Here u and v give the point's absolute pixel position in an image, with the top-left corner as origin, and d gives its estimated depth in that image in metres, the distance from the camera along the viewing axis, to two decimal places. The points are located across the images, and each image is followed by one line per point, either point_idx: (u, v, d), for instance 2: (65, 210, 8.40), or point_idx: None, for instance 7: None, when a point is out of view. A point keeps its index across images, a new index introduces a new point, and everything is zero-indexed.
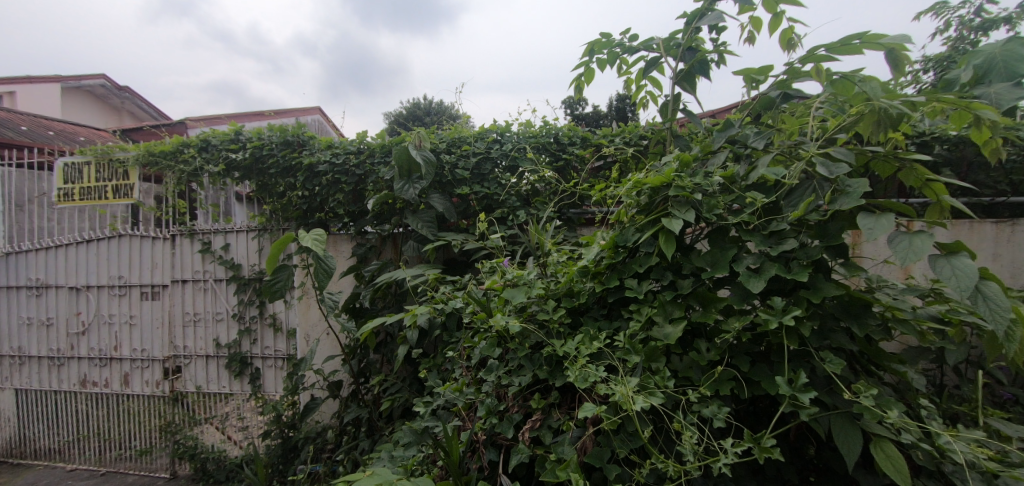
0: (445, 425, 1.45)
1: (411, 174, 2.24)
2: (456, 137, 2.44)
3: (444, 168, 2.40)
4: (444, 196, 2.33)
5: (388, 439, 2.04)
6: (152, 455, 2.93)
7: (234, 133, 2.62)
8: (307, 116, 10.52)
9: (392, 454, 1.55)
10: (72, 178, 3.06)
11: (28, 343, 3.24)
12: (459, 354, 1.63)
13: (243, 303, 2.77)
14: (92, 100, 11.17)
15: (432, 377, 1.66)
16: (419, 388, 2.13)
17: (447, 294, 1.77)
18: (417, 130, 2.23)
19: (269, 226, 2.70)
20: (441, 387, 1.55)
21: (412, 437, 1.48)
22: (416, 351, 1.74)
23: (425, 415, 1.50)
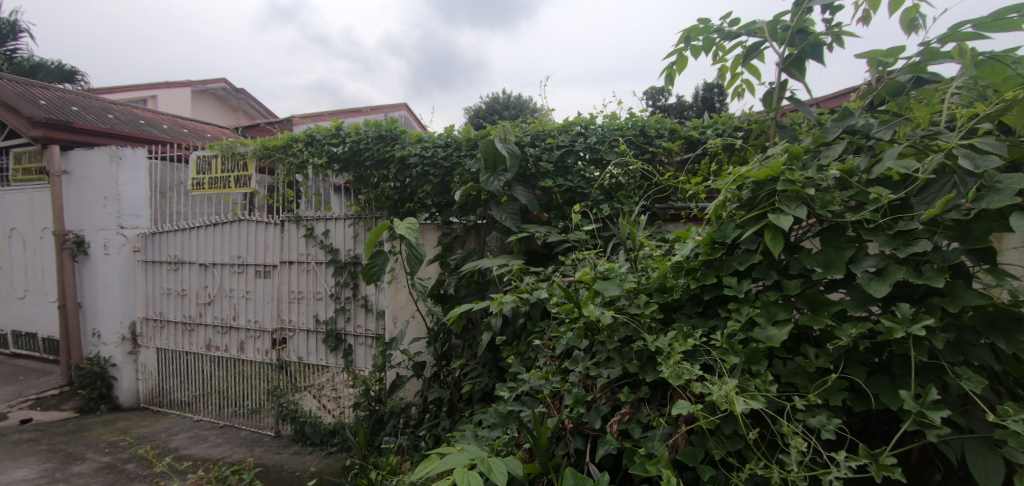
0: (531, 411, 1.49)
1: (497, 166, 2.30)
2: (540, 130, 2.48)
3: (527, 161, 2.44)
4: (527, 188, 2.38)
5: (468, 420, 2.12)
6: (261, 414, 3.32)
7: (335, 129, 2.84)
8: (394, 111, 11.17)
9: (478, 433, 1.62)
10: (204, 170, 3.53)
11: (167, 309, 3.79)
12: (545, 343, 1.67)
13: (340, 284, 3.03)
14: (216, 102, 12.65)
15: (517, 363, 1.72)
16: (500, 374, 2.20)
17: (532, 284, 1.81)
18: (503, 123, 2.28)
19: (364, 214, 2.92)
20: (527, 373, 1.60)
21: (497, 419, 1.55)
22: (501, 338, 1.81)
23: (511, 399, 1.56)
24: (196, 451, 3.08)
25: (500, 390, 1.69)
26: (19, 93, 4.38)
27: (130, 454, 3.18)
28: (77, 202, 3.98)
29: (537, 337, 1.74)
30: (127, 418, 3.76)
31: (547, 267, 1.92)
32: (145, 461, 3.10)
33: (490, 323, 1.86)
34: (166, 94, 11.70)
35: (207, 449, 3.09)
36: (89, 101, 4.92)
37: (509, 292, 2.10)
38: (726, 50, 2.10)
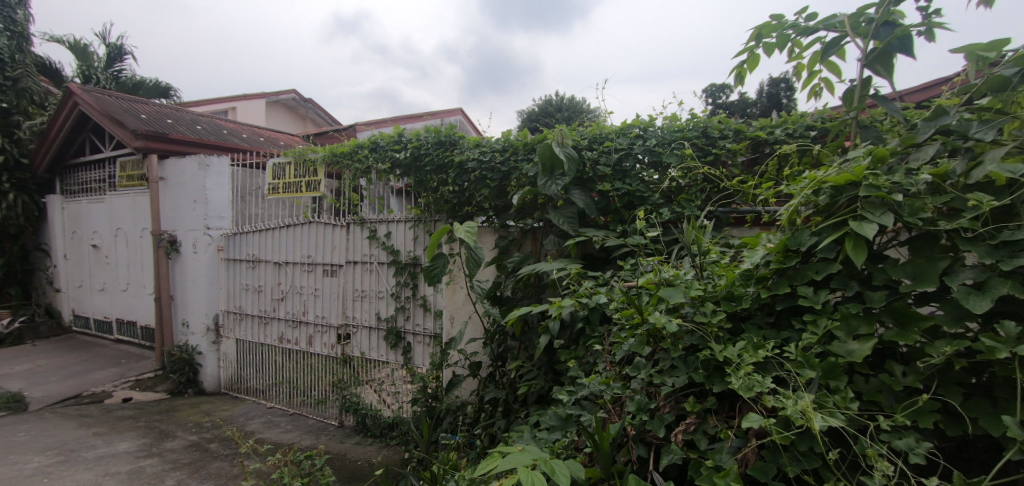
0: (591, 415, 1.50)
1: (554, 171, 2.32)
2: (597, 134, 2.48)
3: (585, 165, 2.45)
4: (584, 192, 2.38)
5: (524, 421, 2.16)
6: (326, 404, 3.54)
7: (397, 135, 2.97)
8: (449, 116, 11.52)
9: (536, 435, 1.65)
10: (279, 175, 3.81)
11: (245, 304, 4.12)
12: (604, 349, 1.68)
13: (400, 284, 3.17)
14: (287, 111, 13.65)
15: (576, 367, 1.74)
16: (555, 377, 2.21)
17: (591, 289, 1.82)
18: (561, 127, 2.29)
19: (423, 217, 3.04)
20: (586, 378, 1.61)
21: (557, 422, 1.57)
22: (559, 341, 1.83)
23: (570, 402, 1.58)
24: (270, 435, 3.33)
25: (558, 393, 1.72)
26: (124, 109, 4.94)
27: (214, 435, 3.50)
28: (170, 205, 4.42)
29: (597, 342, 1.75)
30: (210, 402, 4.14)
31: (605, 272, 1.93)
32: (226, 442, 3.40)
33: (548, 327, 1.88)
34: (244, 105, 12.67)
35: (279, 435, 3.34)
36: (180, 114, 5.45)
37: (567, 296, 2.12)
38: (802, 47, 2.02)
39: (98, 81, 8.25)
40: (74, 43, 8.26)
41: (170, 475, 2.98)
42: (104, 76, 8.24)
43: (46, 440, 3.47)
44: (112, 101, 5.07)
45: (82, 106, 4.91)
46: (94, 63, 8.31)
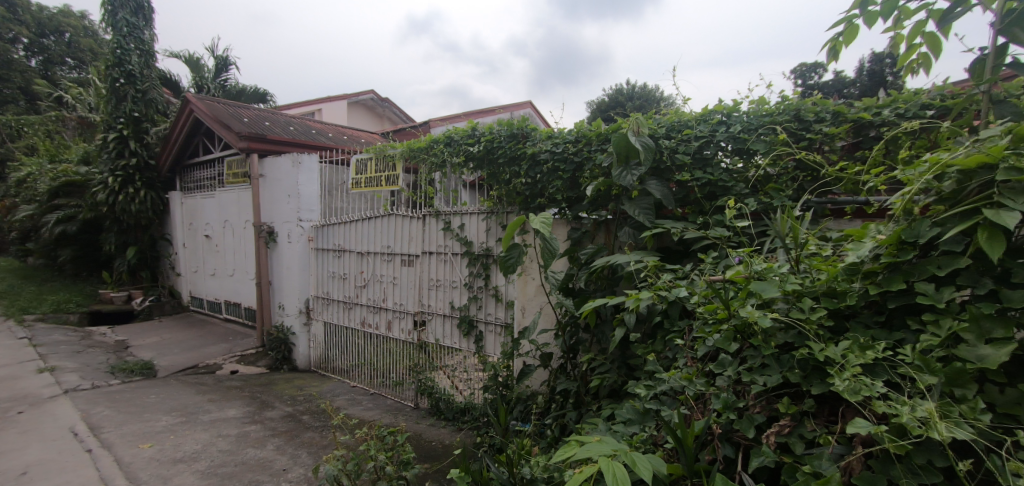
0: (672, 411, 1.47)
1: (629, 160, 2.27)
2: (675, 122, 2.41)
3: (662, 154, 2.37)
4: (662, 182, 2.31)
5: (595, 413, 2.16)
6: (403, 386, 3.76)
7: (471, 129, 3.06)
8: (517, 110, 11.68)
9: (612, 427, 1.65)
10: (362, 171, 4.08)
11: (332, 290, 4.47)
12: (685, 344, 1.64)
13: (473, 274, 3.29)
14: (366, 111, 14.58)
15: (655, 362, 1.72)
16: (629, 372, 2.19)
17: (670, 282, 1.78)
18: (636, 116, 2.23)
19: (496, 209, 3.13)
20: (666, 373, 1.59)
21: (635, 415, 1.56)
22: (636, 335, 1.81)
23: (649, 396, 1.56)
24: (354, 411, 3.62)
25: (636, 387, 1.72)
26: (231, 114, 5.53)
27: (305, 407, 3.86)
28: (268, 199, 4.90)
29: (677, 336, 1.72)
30: (302, 378, 4.56)
31: (685, 265, 1.88)
32: (316, 415, 3.73)
33: (624, 319, 1.86)
34: (329, 107, 13.64)
35: (362, 411, 3.61)
36: (276, 117, 6.00)
37: (643, 289, 2.09)
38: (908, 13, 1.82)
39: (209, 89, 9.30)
40: (190, 57, 9.37)
41: (270, 440, 3.33)
42: (214, 86, 9.28)
43: (171, 402, 4.02)
44: (220, 107, 5.70)
45: (196, 112, 5.56)
46: (205, 74, 9.37)
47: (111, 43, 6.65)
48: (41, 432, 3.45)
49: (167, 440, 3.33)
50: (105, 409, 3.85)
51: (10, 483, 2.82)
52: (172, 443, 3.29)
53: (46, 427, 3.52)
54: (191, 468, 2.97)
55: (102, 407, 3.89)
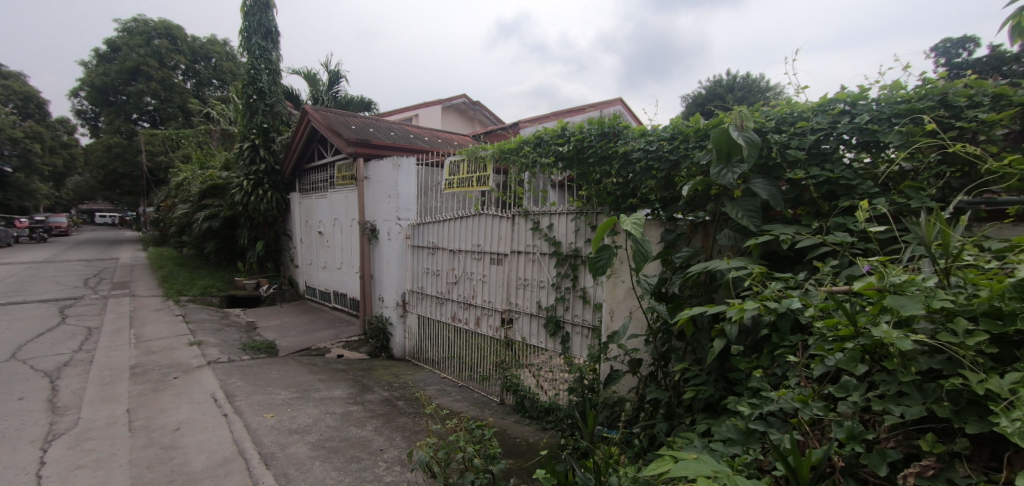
0: (782, 435, 1.36)
1: (731, 157, 2.10)
2: (787, 114, 2.20)
3: (769, 149, 2.18)
4: (769, 180, 2.12)
5: (688, 427, 2.07)
6: (490, 382, 3.92)
7: (561, 129, 3.07)
8: (606, 109, 11.51)
9: (709, 445, 1.56)
10: (456, 172, 4.31)
11: (426, 285, 4.75)
12: (798, 362, 1.51)
13: (561, 275, 3.33)
14: (459, 115, 15.38)
15: (761, 379, 1.60)
16: (727, 386, 2.06)
17: (779, 292, 1.65)
18: (739, 109, 2.09)
19: (586, 209, 3.12)
20: (775, 392, 1.48)
21: (737, 435, 1.47)
22: (739, 349, 1.70)
23: (754, 416, 1.46)
24: (444, 402, 3.84)
25: (739, 405, 1.62)
26: (341, 122, 6.13)
27: (401, 394, 4.16)
28: (372, 199, 5.34)
29: (788, 351, 1.59)
30: (398, 366, 4.93)
31: (798, 274, 1.73)
32: (410, 401, 4.01)
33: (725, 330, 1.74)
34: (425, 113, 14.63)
35: (451, 402, 3.83)
36: (379, 123, 6.52)
37: (746, 299, 1.95)
38: None
39: (323, 101, 10.38)
40: (308, 73, 10.54)
41: (369, 421, 3.64)
42: (327, 98, 10.38)
43: (289, 379, 4.57)
44: (332, 116, 6.33)
45: (313, 122, 6.24)
46: (320, 87, 10.48)
47: (247, 65, 7.70)
48: (191, 395, 4.10)
49: (285, 412, 3.79)
50: (237, 380, 4.48)
51: (168, 436, 3.39)
52: (289, 415, 3.73)
53: (194, 392, 4.18)
54: (303, 439, 3.34)
55: (236, 379, 4.53)
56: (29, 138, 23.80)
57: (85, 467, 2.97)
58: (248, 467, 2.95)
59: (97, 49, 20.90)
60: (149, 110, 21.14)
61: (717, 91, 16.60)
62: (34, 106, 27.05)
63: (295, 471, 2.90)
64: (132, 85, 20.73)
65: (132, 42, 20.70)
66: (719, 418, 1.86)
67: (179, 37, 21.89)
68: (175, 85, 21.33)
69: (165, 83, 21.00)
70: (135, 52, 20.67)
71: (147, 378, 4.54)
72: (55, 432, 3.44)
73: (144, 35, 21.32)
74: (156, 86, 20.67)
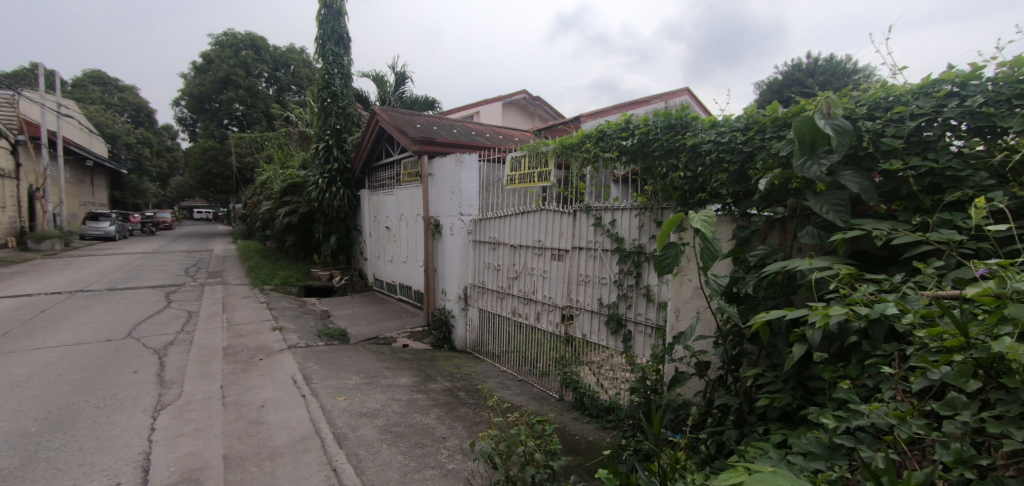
0: (874, 453, 1.25)
1: (815, 147, 1.93)
2: (882, 98, 2.00)
3: (860, 138, 1.98)
4: (860, 172, 1.93)
5: (761, 436, 1.95)
6: (549, 377, 3.93)
7: (624, 122, 2.98)
8: (670, 100, 11.07)
9: (787, 458, 1.46)
10: (517, 168, 4.34)
11: (487, 279, 4.83)
12: (894, 375, 1.38)
13: (624, 272, 3.25)
14: (519, 111, 15.51)
15: (849, 391, 1.48)
16: (807, 395, 1.92)
17: (871, 296, 1.51)
18: (826, 95, 1.91)
19: (650, 204, 3.02)
20: (866, 406, 1.35)
21: (821, 449, 1.36)
22: (822, 356, 1.58)
23: (840, 430, 1.34)
24: (505, 395, 3.91)
25: (821, 417, 1.51)
26: (406, 121, 6.37)
27: (462, 385, 4.28)
28: (436, 195, 5.51)
29: (881, 362, 1.44)
30: (460, 357, 5.07)
31: (894, 277, 1.56)
32: (471, 392, 4.11)
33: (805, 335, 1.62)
34: (486, 110, 14.85)
35: (512, 396, 3.88)
36: (442, 121, 6.71)
37: (831, 302, 1.78)
38: None
39: (389, 101, 10.87)
40: (376, 75, 11.07)
41: (432, 409, 3.77)
42: (394, 98, 10.86)
43: (359, 365, 4.85)
44: (398, 116, 6.59)
45: (381, 122, 6.54)
46: (388, 88, 10.98)
47: (321, 70, 8.21)
48: (274, 376, 4.48)
49: (355, 396, 4.02)
50: (313, 364, 4.83)
51: (254, 412, 3.72)
52: (359, 399, 3.96)
53: (277, 373, 4.57)
54: (372, 422, 3.53)
55: (312, 362, 4.89)
56: (141, 144, 27.10)
57: (187, 435, 3.34)
58: (323, 445, 3.16)
59: (195, 62, 23.32)
60: (238, 116, 23.29)
61: (795, 76, 15.42)
62: (143, 114, 30.68)
63: (365, 452, 3.08)
64: (223, 93, 22.92)
65: (224, 54, 22.87)
66: (797, 429, 1.74)
67: (262, 48, 23.92)
68: (260, 92, 23.34)
69: (251, 90, 23.03)
70: (226, 63, 22.83)
71: (237, 358, 5.02)
72: (163, 403, 3.90)
73: (233, 47, 23.48)
74: (243, 93, 22.74)
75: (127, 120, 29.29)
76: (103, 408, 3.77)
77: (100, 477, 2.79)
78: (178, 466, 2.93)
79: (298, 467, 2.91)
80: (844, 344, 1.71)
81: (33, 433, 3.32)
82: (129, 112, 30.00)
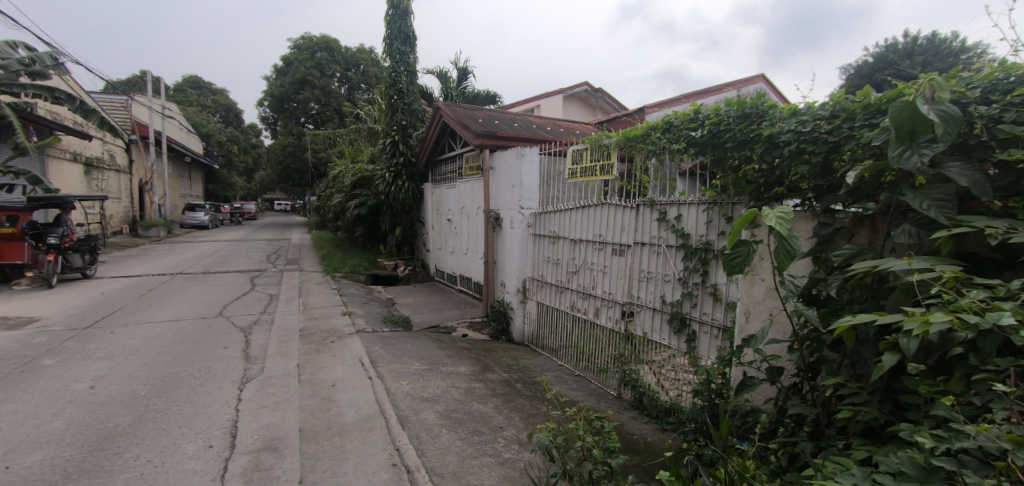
0: (981, 480, 1.11)
1: (915, 136, 1.73)
2: (1001, 80, 1.75)
3: (971, 124, 1.75)
4: (970, 163, 1.71)
5: (841, 450, 1.80)
6: (608, 374, 3.88)
7: (694, 113, 2.84)
8: (744, 87, 10.40)
9: (872, 476, 1.34)
10: (578, 161, 4.29)
11: (546, 273, 4.83)
12: (1007, 394, 1.22)
13: (689, 270, 3.12)
14: (581, 103, 15.29)
15: (949, 408, 1.32)
16: (898, 410, 1.74)
17: (982, 303, 1.34)
18: (930, 78, 1.70)
19: (720, 199, 2.87)
20: (972, 427, 1.21)
21: (915, 470, 1.23)
22: (918, 368, 1.43)
23: (938, 452, 1.21)
24: (562, 389, 3.92)
25: (914, 434, 1.36)
26: (469, 116, 6.50)
27: (519, 376, 4.34)
28: (497, 189, 5.58)
29: (991, 378, 1.27)
30: (517, 349, 5.13)
31: (1012, 283, 1.37)
32: (528, 385, 4.16)
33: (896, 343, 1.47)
34: (547, 103, 14.77)
35: (569, 390, 3.88)
36: (503, 115, 6.77)
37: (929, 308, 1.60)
38: None
39: (452, 97, 11.14)
40: (439, 71, 11.37)
41: (490, 398, 3.86)
42: (456, 94, 11.11)
43: (421, 351, 5.05)
44: (461, 111, 6.74)
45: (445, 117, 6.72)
46: (451, 84, 11.26)
47: (389, 69, 8.57)
48: (344, 358, 4.80)
49: (417, 381, 4.20)
50: (379, 348, 5.10)
51: (326, 390, 4.00)
52: (421, 384, 4.13)
53: (346, 355, 4.88)
54: (433, 407, 3.68)
55: (378, 347, 5.17)
56: (231, 142, 29.86)
57: (268, 407, 3.66)
58: (388, 425, 3.34)
59: (276, 64, 25.21)
60: (314, 114, 24.99)
61: (890, 57, 13.90)
62: (233, 115, 33.73)
63: (426, 435, 3.21)
64: (301, 93, 24.63)
65: (301, 57, 24.55)
66: (885, 446, 1.58)
67: (335, 49, 25.37)
68: (332, 91, 24.82)
69: (325, 90, 24.57)
70: (303, 65, 24.51)
71: (312, 339, 5.43)
72: (248, 377, 4.31)
73: (309, 49, 25.09)
74: (318, 93, 24.29)
75: (219, 120, 32.33)
76: (199, 378, 4.23)
77: (196, 439, 3.14)
78: (260, 435, 3.22)
79: (365, 444, 3.10)
80: (944, 356, 1.53)
81: (143, 396, 3.81)
82: (221, 113, 33.17)
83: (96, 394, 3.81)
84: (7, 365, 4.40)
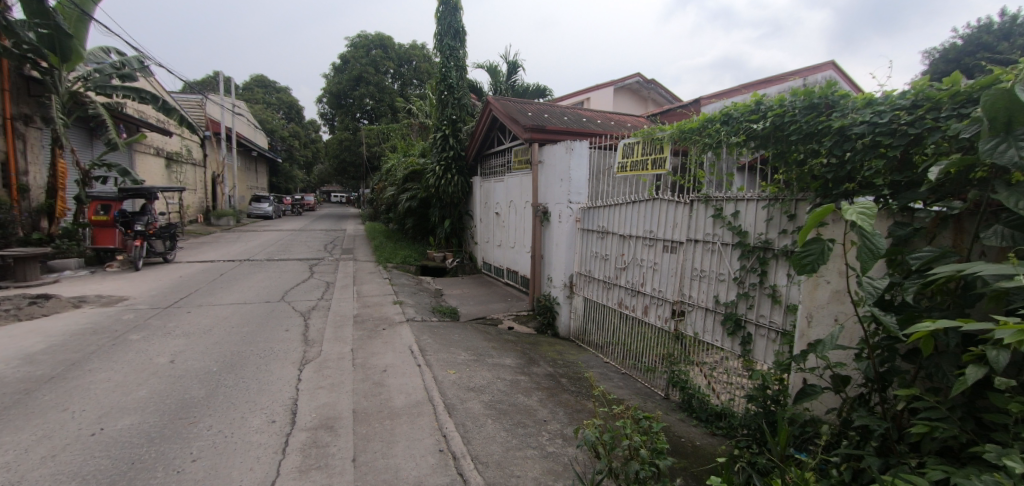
0: None
1: (1013, 127, 1.56)
2: None
3: None
4: None
5: (914, 469, 1.67)
6: (655, 374, 3.80)
7: (755, 104, 2.70)
8: (811, 75, 9.73)
9: None
10: (630, 154, 4.20)
11: (594, 269, 4.78)
12: None
13: (746, 269, 2.98)
14: (631, 95, 14.88)
15: None
16: (983, 430, 1.58)
17: None
18: None
19: (782, 195, 2.72)
20: None
21: None
22: (1008, 383, 1.29)
23: None
24: (607, 386, 3.89)
25: (1002, 458, 1.24)
26: (517, 110, 6.52)
27: (564, 371, 4.34)
28: (545, 182, 5.57)
29: None
30: (563, 344, 5.13)
31: None
32: (573, 380, 4.16)
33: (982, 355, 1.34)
34: (596, 95, 14.52)
35: (614, 388, 3.84)
36: (553, 109, 6.72)
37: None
38: None
39: (501, 90, 11.20)
40: (489, 65, 11.45)
41: (535, 392, 3.89)
42: (505, 87, 11.17)
43: (468, 342, 5.17)
44: (510, 105, 6.77)
45: (494, 111, 6.78)
46: (500, 78, 11.33)
47: (440, 64, 8.74)
48: (394, 345, 4.99)
49: (463, 371, 4.31)
50: (428, 337, 5.27)
51: (377, 375, 4.20)
52: (467, 373, 4.23)
53: (397, 342, 5.08)
54: (479, 397, 3.75)
55: (426, 335, 5.34)
56: (293, 137, 31.66)
57: (324, 388, 3.89)
58: (435, 412, 3.46)
59: (334, 62, 26.38)
60: (368, 110, 26.01)
61: (984, 38, 12.47)
62: (295, 111, 35.72)
63: (472, 424, 3.30)
64: (356, 90, 25.68)
65: (357, 55, 25.64)
66: (966, 468, 1.45)
67: (389, 46, 26.29)
68: (386, 88, 25.69)
69: (379, 86, 25.49)
70: (359, 63, 25.56)
71: (365, 326, 5.69)
72: (307, 358, 4.60)
73: (364, 48, 26.15)
74: (373, 89, 25.24)
75: (282, 117, 34.37)
76: (263, 357, 4.56)
77: (261, 414, 3.39)
78: (317, 414, 3.43)
79: (414, 428, 3.23)
80: None
81: (215, 372, 4.16)
82: (284, 110, 35.21)
83: (175, 368, 4.21)
84: (102, 338, 4.95)
